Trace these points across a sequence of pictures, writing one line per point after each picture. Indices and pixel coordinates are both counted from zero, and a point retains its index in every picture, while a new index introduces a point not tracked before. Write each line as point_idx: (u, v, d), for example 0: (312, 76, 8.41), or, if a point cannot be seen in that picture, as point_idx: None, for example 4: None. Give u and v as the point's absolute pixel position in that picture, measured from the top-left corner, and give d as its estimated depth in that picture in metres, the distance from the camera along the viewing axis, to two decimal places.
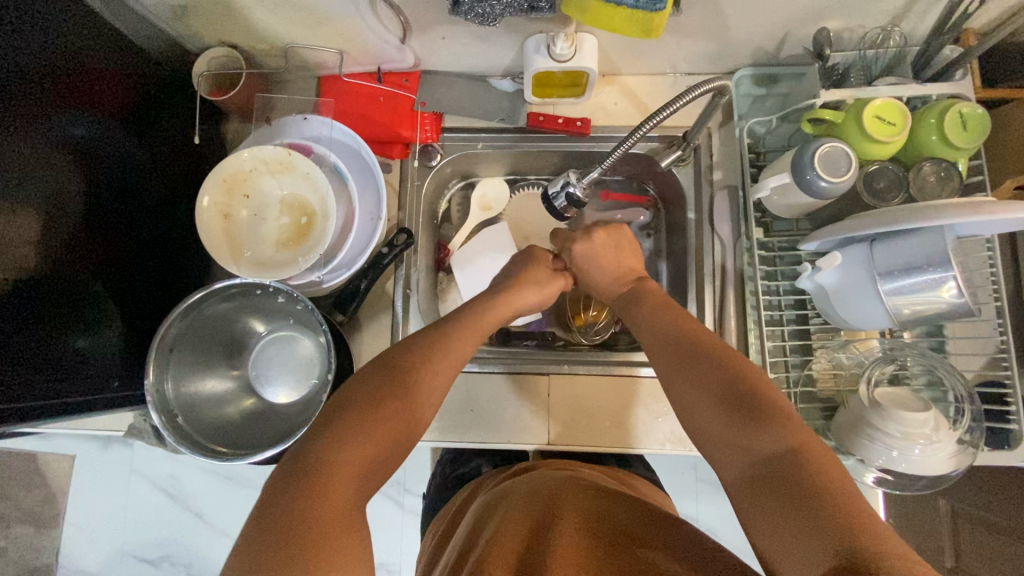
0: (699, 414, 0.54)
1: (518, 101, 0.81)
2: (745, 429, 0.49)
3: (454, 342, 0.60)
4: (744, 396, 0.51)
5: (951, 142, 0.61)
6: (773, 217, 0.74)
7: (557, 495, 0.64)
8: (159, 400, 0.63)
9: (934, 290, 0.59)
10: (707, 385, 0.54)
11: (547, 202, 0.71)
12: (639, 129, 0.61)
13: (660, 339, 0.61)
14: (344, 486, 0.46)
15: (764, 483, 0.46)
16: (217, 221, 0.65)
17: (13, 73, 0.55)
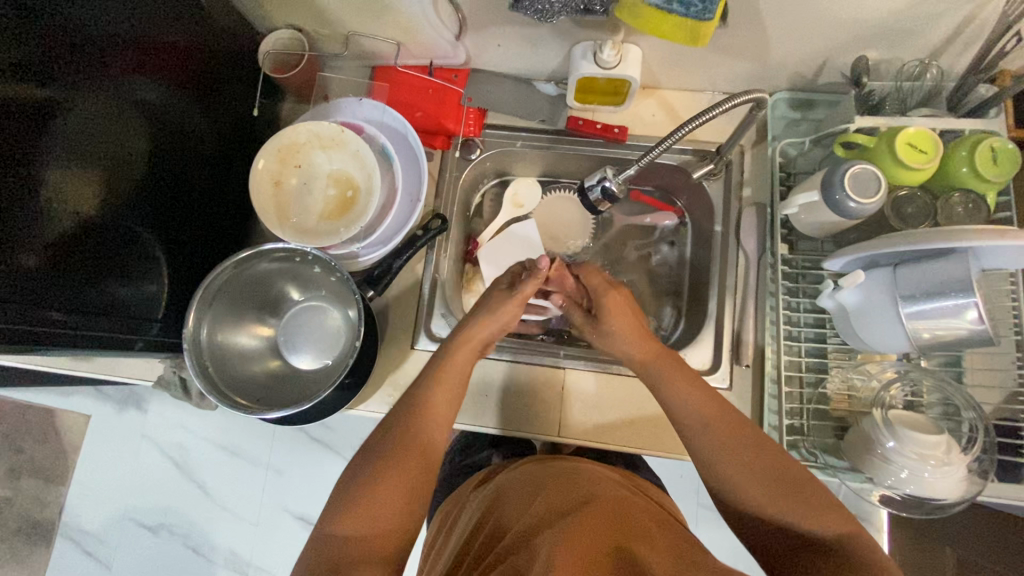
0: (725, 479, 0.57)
1: (559, 105, 0.85)
2: (778, 492, 0.54)
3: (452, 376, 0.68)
4: (766, 458, 0.56)
5: (981, 175, 0.62)
6: (799, 236, 0.76)
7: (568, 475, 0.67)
8: (195, 348, 0.66)
9: (954, 316, 0.60)
10: (745, 465, 0.56)
11: (582, 195, 0.74)
12: (672, 135, 0.65)
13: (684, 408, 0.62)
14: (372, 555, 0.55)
15: (803, 558, 0.51)
16: (268, 186, 0.69)
17: (96, 40, 0.60)
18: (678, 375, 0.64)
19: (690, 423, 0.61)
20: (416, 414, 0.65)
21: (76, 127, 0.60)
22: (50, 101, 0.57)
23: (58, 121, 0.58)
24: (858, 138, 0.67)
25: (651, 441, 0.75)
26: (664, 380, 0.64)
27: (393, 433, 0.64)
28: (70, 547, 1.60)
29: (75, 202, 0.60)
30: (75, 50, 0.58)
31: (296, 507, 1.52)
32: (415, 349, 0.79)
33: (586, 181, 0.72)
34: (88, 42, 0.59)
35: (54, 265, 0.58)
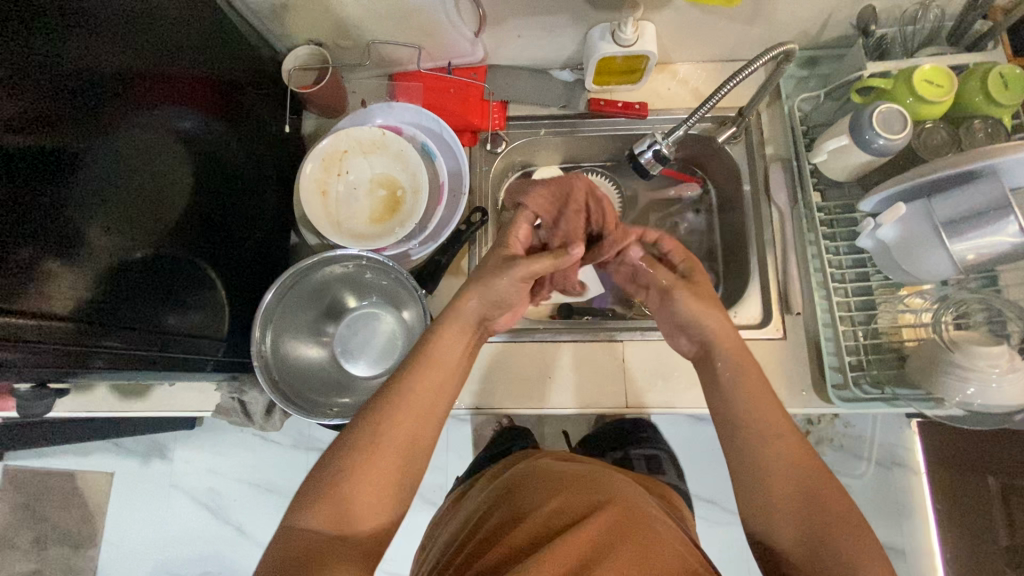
0: (785, 522, 0.53)
1: (576, 89, 0.87)
2: (801, 521, 0.52)
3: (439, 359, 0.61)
4: (822, 505, 0.52)
5: (996, 100, 0.66)
6: (827, 185, 0.79)
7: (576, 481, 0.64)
8: (263, 366, 0.66)
9: (996, 233, 0.63)
10: (791, 468, 0.55)
11: (631, 160, 0.77)
12: (701, 107, 0.69)
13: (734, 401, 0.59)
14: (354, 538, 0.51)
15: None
16: (316, 195, 0.70)
17: (130, 73, 0.58)
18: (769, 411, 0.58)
19: (766, 457, 0.56)
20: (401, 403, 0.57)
21: (102, 170, 0.56)
22: (71, 146, 0.52)
23: (81, 167, 0.53)
24: (879, 83, 0.70)
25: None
26: (749, 407, 0.58)
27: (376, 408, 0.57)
28: None
29: (113, 242, 0.57)
30: (94, 92, 0.54)
31: None
32: None
33: (634, 147, 0.76)
34: (122, 76, 0.57)
35: (105, 305, 0.56)
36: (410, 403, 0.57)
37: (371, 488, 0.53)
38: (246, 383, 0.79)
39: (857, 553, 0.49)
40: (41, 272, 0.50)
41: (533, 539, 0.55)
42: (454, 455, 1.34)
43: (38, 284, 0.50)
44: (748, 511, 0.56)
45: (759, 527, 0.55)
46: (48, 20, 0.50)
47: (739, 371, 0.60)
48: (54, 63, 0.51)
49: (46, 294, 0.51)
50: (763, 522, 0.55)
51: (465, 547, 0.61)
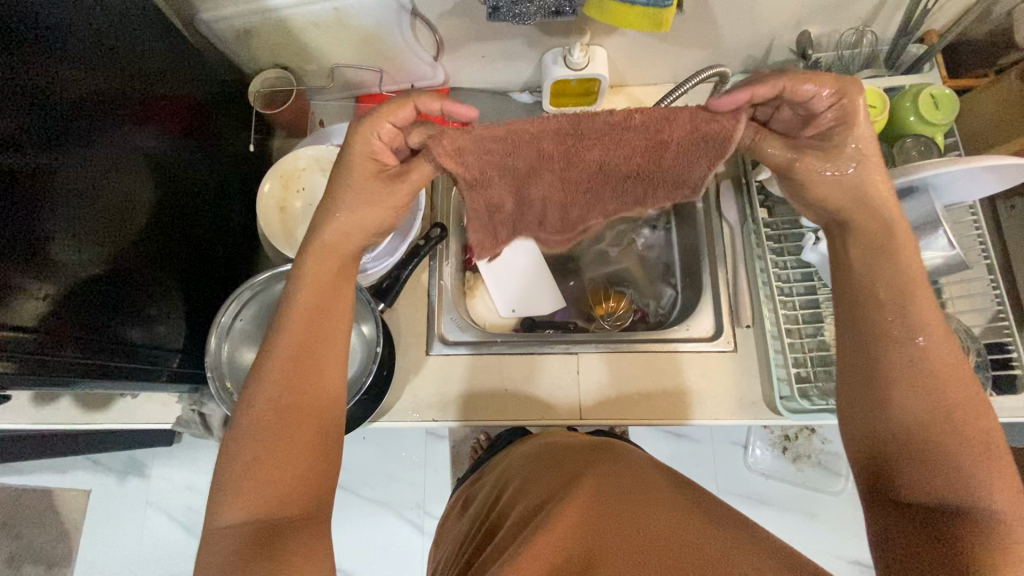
0: (900, 460, 0.48)
1: (536, 110, 0.91)
2: (917, 434, 0.47)
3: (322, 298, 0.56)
4: (952, 421, 0.47)
5: (927, 119, 0.69)
6: (774, 201, 0.82)
7: (600, 457, 0.66)
8: (216, 376, 0.68)
9: (927, 248, 0.66)
10: (929, 379, 0.48)
11: None
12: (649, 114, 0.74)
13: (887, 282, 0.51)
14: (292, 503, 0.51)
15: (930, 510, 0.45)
16: (273, 211, 0.73)
17: (103, 94, 0.61)
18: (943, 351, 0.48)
19: (910, 382, 0.48)
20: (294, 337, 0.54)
21: (76, 189, 0.58)
22: (46, 167, 0.54)
23: (54, 186, 0.55)
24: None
25: (671, 414, 0.78)
26: (909, 318, 0.50)
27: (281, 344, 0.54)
28: None
29: (83, 257, 0.60)
30: (68, 112, 0.57)
31: None
32: (430, 355, 0.81)
33: None
34: (97, 96, 0.60)
35: (67, 316, 0.58)
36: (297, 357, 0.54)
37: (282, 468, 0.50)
38: (206, 396, 0.81)
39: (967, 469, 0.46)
40: (14, 288, 0.52)
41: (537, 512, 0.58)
42: (429, 470, 1.35)
43: (9, 298, 0.52)
44: (860, 407, 0.51)
45: (867, 424, 0.50)
46: (28, 47, 0.53)
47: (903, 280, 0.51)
48: (33, 86, 0.53)
49: (17, 309, 0.53)
50: (880, 417, 0.49)
51: (504, 512, 0.63)
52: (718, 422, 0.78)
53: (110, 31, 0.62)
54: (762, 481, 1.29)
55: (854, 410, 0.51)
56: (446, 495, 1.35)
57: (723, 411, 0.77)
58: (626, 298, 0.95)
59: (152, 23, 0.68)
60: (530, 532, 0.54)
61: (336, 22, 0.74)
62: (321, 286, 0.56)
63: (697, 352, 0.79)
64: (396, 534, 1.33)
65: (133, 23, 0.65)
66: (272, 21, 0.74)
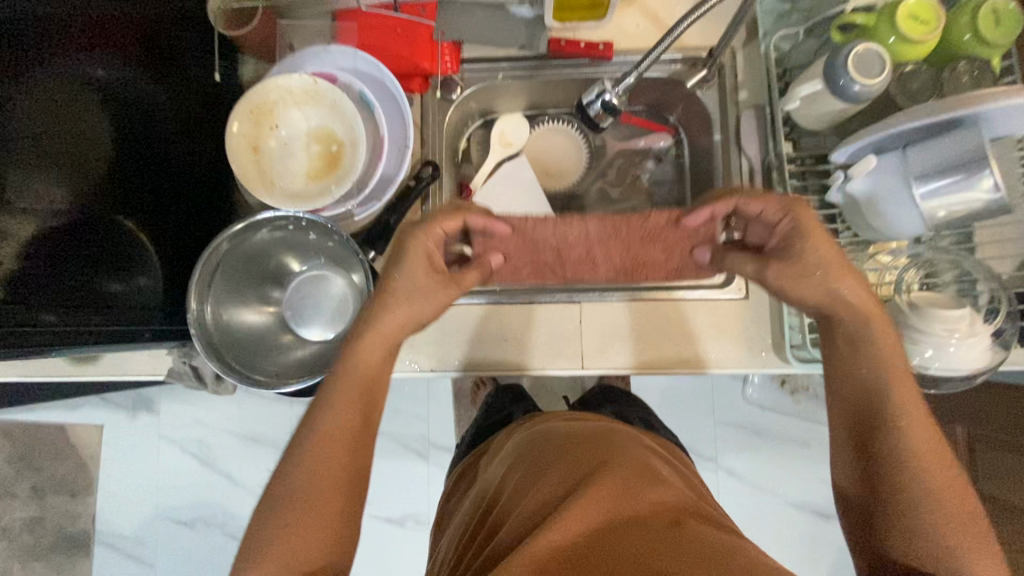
0: (886, 492, 0.55)
1: (537, 27, 0.78)
2: (891, 466, 0.55)
3: (387, 325, 0.62)
4: (921, 461, 0.55)
5: (988, 39, 0.60)
6: (800, 133, 0.73)
7: (600, 452, 0.61)
8: (201, 331, 0.65)
9: (969, 189, 0.59)
10: (911, 417, 0.56)
11: (581, 112, 0.75)
12: (660, 45, 0.62)
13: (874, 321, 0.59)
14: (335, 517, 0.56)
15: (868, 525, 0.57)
16: (247, 153, 0.65)
17: (42, 19, 0.55)
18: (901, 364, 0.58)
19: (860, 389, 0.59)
20: (365, 368, 0.61)
21: (2, 135, 0.53)
22: None
23: None
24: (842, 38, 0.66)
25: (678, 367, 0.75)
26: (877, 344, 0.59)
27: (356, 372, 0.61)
28: (111, 553, 1.57)
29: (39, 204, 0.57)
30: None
31: None
32: None
33: (584, 99, 0.74)
34: (32, 20, 0.54)
35: (31, 266, 0.56)
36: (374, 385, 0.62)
37: (324, 509, 0.55)
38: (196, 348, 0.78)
39: (936, 508, 0.53)
40: None
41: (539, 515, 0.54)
42: (433, 404, 1.37)
43: None
44: (847, 432, 0.60)
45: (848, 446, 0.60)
46: None
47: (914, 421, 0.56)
48: None
49: None
50: (874, 435, 0.57)
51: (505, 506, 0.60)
52: (722, 370, 0.75)
53: None
54: (761, 412, 1.31)
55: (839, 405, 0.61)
56: (451, 427, 1.37)
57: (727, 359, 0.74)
58: None
59: None
60: (538, 533, 0.50)
61: None
62: (388, 336, 0.62)
63: (704, 299, 0.76)
64: (403, 464, 1.37)
65: None
66: None
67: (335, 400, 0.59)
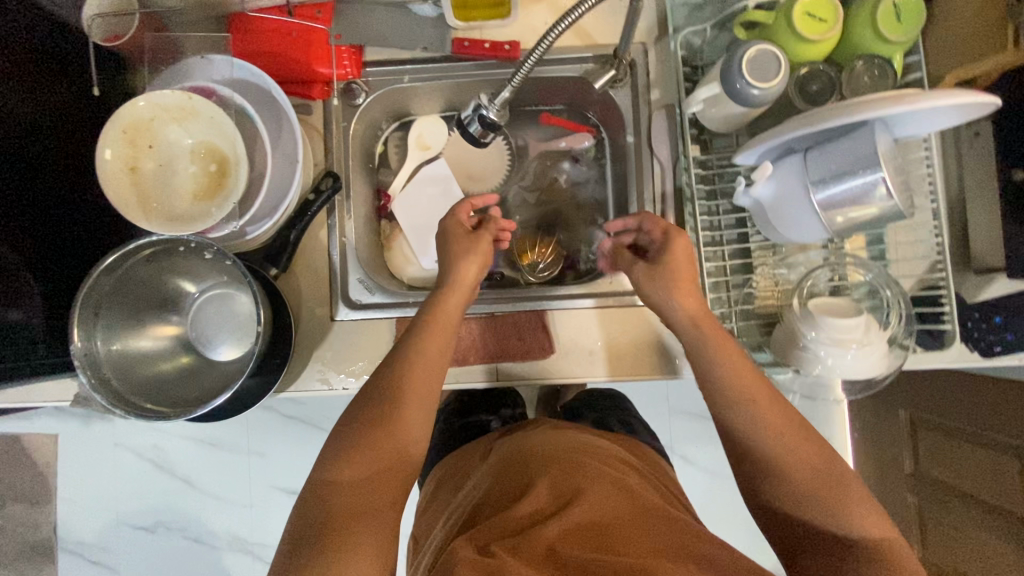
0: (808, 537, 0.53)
1: (442, 26, 0.75)
2: (820, 505, 0.52)
3: (472, 270, 0.71)
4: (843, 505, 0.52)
5: (884, 35, 0.58)
6: (711, 134, 0.71)
7: (591, 461, 0.63)
8: (87, 363, 0.61)
9: (865, 194, 0.57)
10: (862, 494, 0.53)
11: (463, 130, 0.69)
12: (536, 50, 0.56)
13: (810, 435, 0.56)
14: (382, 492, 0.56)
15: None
16: (122, 175, 0.62)
17: None
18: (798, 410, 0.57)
19: (801, 433, 0.56)
20: (446, 300, 0.69)
21: None
22: None
23: None
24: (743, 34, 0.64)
25: (636, 361, 0.73)
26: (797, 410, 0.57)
27: (427, 317, 0.67)
28: (74, 561, 1.55)
29: None
30: None
31: (285, 482, 1.49)
32: (336, 320, 0.75)
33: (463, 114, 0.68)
34: None
35: None
36: (441, 331, 0.66)
37: (384, 452, 0.58)
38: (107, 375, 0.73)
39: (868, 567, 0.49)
40: None
41: (531, 519, 0.56)
42: None
43: None
44: (772, 462, 0.55)
45: (774, 471, 0.55)
46: None
47: (776, 430, 0.56)
48: None
49: None
50: (778, 483, 0.55)
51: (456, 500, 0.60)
52: (638, 378, 0.73)
53: None
54: None
55: (788, 418, 0.57)
56: None
57: (643, 367, 0.73)
58: (555, 243, 0.87)
59: None
60: (537, 535, 0.53)
61: None
62: (476, 271, 0.71)
63: (619, 306, 0.74)
64: None
65: None
66: None
67: (421, 342, 0.65)
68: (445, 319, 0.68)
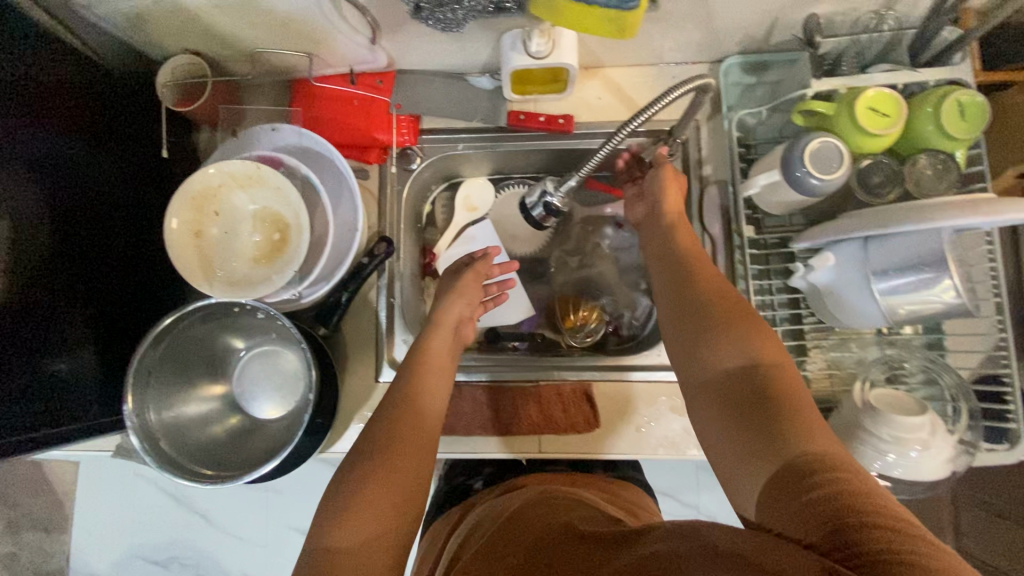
0: (747, 404, 0.47)
1: (498, 98, 0.77)
2: (746, 375, 0.48)
3: (460, 308, 0.74)
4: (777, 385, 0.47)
5: (947, 132, 0.58)
6: (764, 213, 0.72)
7: (565, 503, 0.61)
8: (141, 426, 0.62)
9: (930, 289, 0.56)
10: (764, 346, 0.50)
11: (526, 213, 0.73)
12: (619, 132, 0.56)
13: (735, 306, 0.54)
14: (383, 517, 0.51)
15: (738, 405, 0.48)
16: (188, 240, 0.63)
17: None
18: (772, 350, 0.50)
19: (735, 343, 0.51)
20: (430, 336, 0.70)
21: None
22: None
23: None
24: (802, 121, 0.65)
25: (635, 430, 0.73)
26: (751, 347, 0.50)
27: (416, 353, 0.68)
28: None
29: None
30: None
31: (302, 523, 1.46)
32: (380, 382, 0.75)
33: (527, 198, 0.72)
34: None
35: None
36: (434, 365, 0.66)
37: (392, 474, 0.53)
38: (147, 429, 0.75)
39: (791, 419, 0.45)
40: None
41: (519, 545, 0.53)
42: None
43: None
44: (699, 384, 0.52)
45: (694, 357, 0.53)
46: None
47: (713, 340, 0.52)
48: None
49: None
50: (707, 354, 0.52)
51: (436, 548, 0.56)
52: (684, 457, 0.72)
53: None
54: None
55: (721, 349, 0.51)
56: None
57: (690, 446, 0.71)
58: (600, 308, 0.87)
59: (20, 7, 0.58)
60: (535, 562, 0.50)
61: (242, 4, 0.60)
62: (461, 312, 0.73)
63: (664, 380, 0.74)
64: None
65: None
66: (165, 5, 0.61)
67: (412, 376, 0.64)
68: (426, 352, 0.68)
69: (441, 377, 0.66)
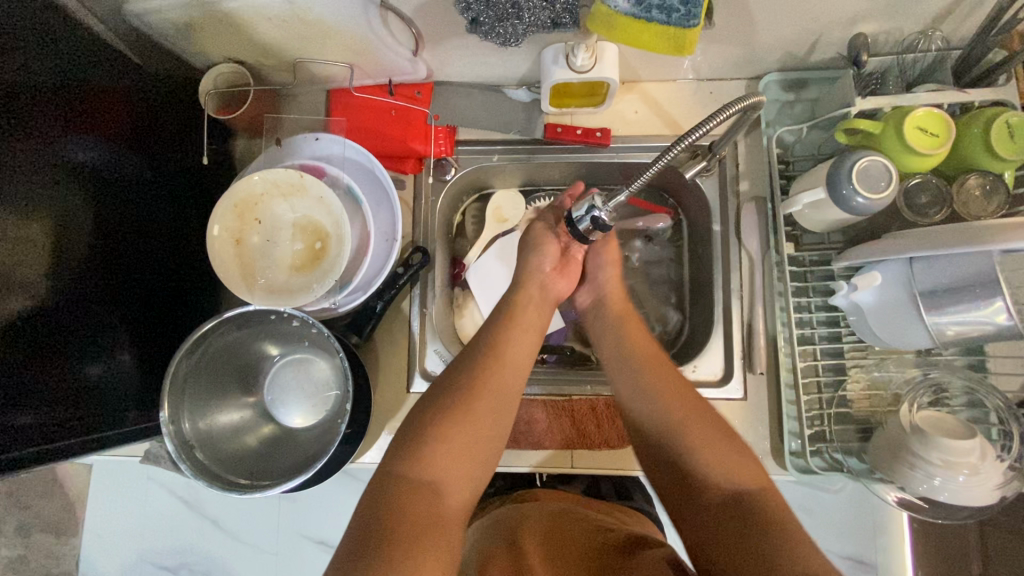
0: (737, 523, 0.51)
1: (534, 110, 0.77)
2: (725, 477, 0.55)
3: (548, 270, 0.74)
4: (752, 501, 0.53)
5: (998, 155, 0.57)
6: (803, 230, 0.72)
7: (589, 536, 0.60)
8: (176, 433, 0.62)
9: (977, 311, 0.56)
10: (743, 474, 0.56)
11: (569, 225, 0.64)
12: (677, 143, 0.53)
13: (703, 413, 0.61)
14: (452, 476, 0.55)
15: (724, 521, 0.52)
16: (229, 247, 0.64)
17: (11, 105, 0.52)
18: (746, 474, 0.56)
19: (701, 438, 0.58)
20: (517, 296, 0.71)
21: None
22: None
23: None
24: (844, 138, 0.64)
25: None
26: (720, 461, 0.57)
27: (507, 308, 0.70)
28: None
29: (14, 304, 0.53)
30: None
31: None
32: (411, 393, 0.75)
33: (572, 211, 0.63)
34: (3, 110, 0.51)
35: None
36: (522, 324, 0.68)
37: (471, 422, 0.58)
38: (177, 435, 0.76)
39: (775, 533, 0.49)
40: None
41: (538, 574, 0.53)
42: None
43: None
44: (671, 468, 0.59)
45: (665, 442, 0.60)
46: None
47: (700, 441, 0.58)
48: None
49: None
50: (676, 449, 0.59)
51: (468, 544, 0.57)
52: None
53: (23, 30, 0.53)
54: None
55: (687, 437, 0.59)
56: None
57: None
58: None
59: (74, 16, 0.59)
60: None
61: (292, 16, 0.61)
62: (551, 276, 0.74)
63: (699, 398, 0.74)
64: None
65: (45, 15, 0.56)
66: (214, 15, 0.61)
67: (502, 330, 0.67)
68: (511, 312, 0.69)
69: (528, 335, 0.68)
